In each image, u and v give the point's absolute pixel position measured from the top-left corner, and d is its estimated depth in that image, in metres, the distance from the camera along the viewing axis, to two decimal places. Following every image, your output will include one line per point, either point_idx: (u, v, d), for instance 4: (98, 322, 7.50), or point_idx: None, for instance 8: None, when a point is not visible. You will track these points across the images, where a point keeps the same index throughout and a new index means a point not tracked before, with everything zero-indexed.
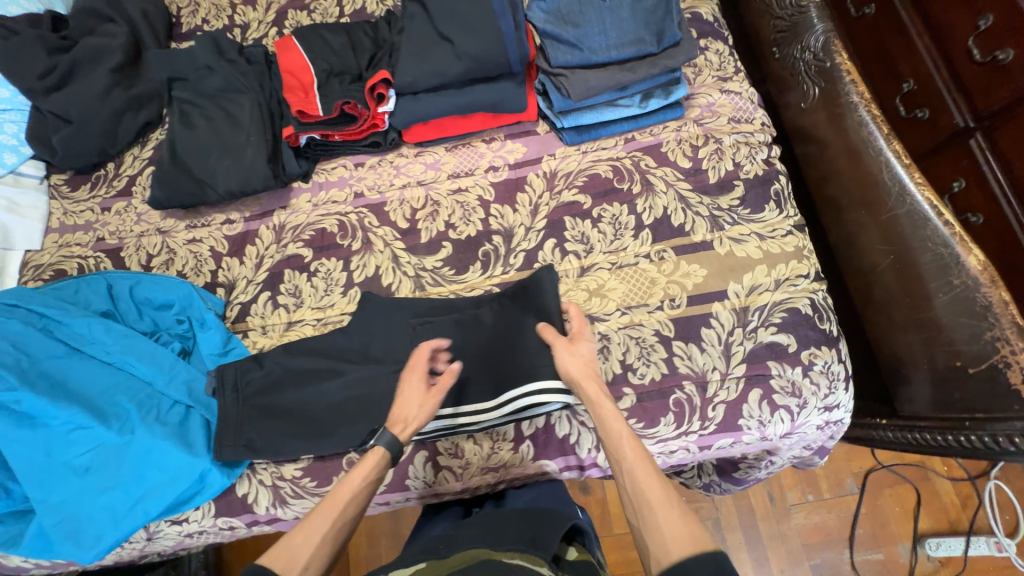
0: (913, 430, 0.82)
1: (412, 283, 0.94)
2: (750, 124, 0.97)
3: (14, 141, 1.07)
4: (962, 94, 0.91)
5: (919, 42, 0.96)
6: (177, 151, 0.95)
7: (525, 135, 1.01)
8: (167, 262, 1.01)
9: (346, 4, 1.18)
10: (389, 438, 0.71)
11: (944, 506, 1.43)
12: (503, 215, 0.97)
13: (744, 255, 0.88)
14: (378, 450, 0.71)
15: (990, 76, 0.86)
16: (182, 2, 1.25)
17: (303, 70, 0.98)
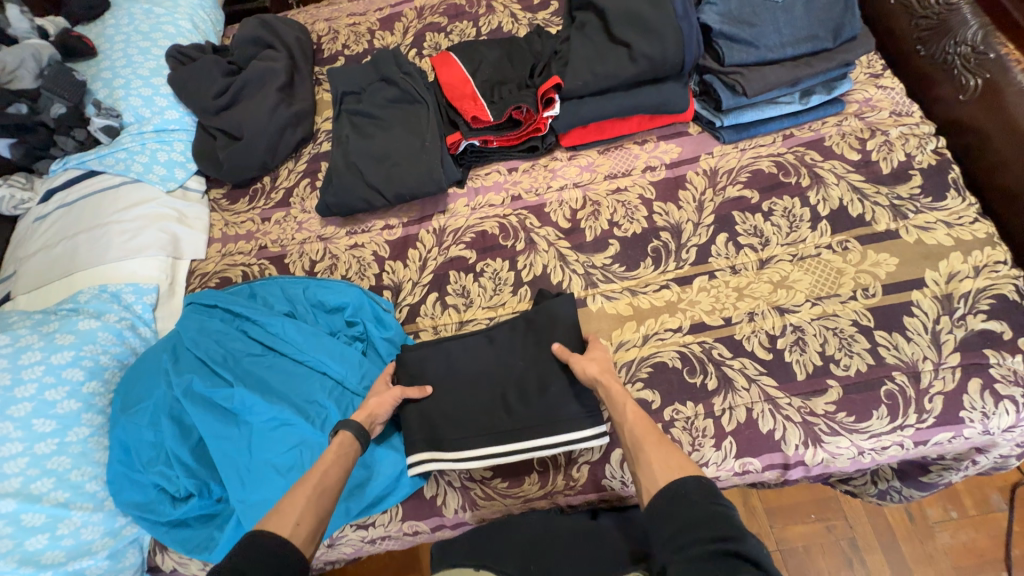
0: None
1: (583, 280, 0.94)
2: (912, 117, 0.97)
3: (182, 158, 1.13)
4: None
5: None
6: (351, 158, 1.01)
7: (678, 135, 1.03)
8: (331, 267, 1.03)
9: (482, 25, 1.23)
10: (355, 423, 0.73)
11: None
12: (668, 212, 0.97)
13: (935, 242, 0.86)
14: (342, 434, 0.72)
15: None
16: (323, 31, 1.33)
17: (464, 82, 1.03)
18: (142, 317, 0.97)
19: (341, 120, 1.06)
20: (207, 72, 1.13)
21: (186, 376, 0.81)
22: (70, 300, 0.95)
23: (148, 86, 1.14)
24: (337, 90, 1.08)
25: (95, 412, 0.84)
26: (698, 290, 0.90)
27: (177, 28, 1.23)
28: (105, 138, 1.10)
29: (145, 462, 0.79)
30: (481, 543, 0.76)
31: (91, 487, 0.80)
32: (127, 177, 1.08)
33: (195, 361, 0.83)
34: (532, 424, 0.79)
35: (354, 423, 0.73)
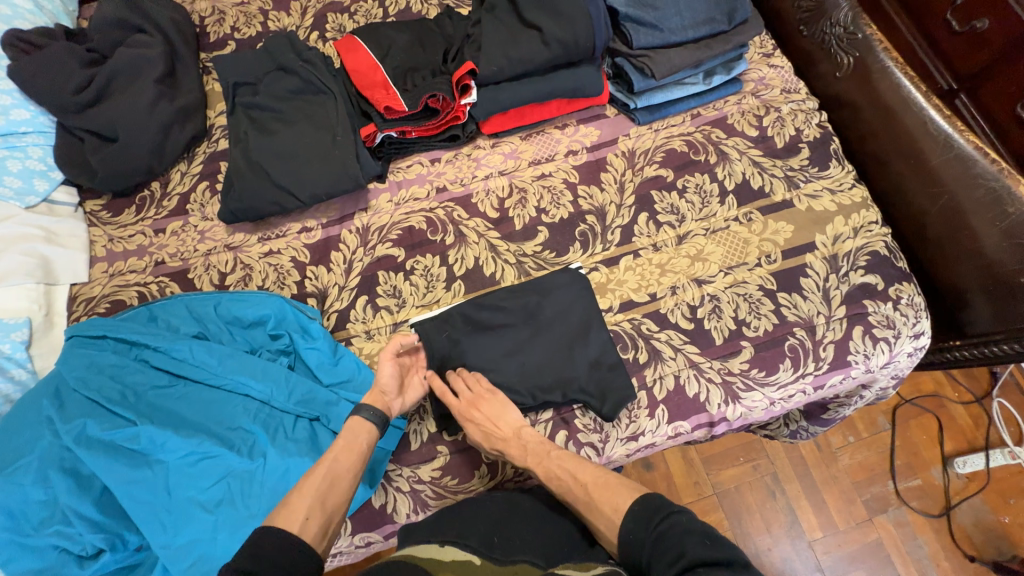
0: (948, 351, 0.99)
1: (517, 270, 0.94)
2: (799, 94, 1.06)
3: (42, 166, 0.96)
4: (942, 60, 1.11)
5: (897, 19, 1.16)
6: (255, 157, 0.92)
7: (596, 118, 1.05)
8: (244, 279, 0.94)
9: (388, 5, 1.15)
10: (370, 407, 0.75)
11: (959, 427, 1.41)
12: (592, 195, 0.99)
13: (822, 209, 0.96)
14: (356, 417, 0.75)
15: (968, 43, 1.04)
16: (205, 12, 1.17)
17: (374, 69, 0.96)
18: (13, 357, 0.83)
19: (237, 116, 0.96)
20: (60, 63, 0.96)
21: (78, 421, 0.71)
22: None
23: None
24: (227, 82, 0.97)
25: None
26: (625, 269, 0.94)
27: (13, 8, 1.01)
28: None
29: (37, 523, 0.68)
30: (451, 516, 0.74)
31: None
32: None
33: (88, 402, 0.73)
34: (545, 384, 0.84)
35: (370, 409, 0.75)
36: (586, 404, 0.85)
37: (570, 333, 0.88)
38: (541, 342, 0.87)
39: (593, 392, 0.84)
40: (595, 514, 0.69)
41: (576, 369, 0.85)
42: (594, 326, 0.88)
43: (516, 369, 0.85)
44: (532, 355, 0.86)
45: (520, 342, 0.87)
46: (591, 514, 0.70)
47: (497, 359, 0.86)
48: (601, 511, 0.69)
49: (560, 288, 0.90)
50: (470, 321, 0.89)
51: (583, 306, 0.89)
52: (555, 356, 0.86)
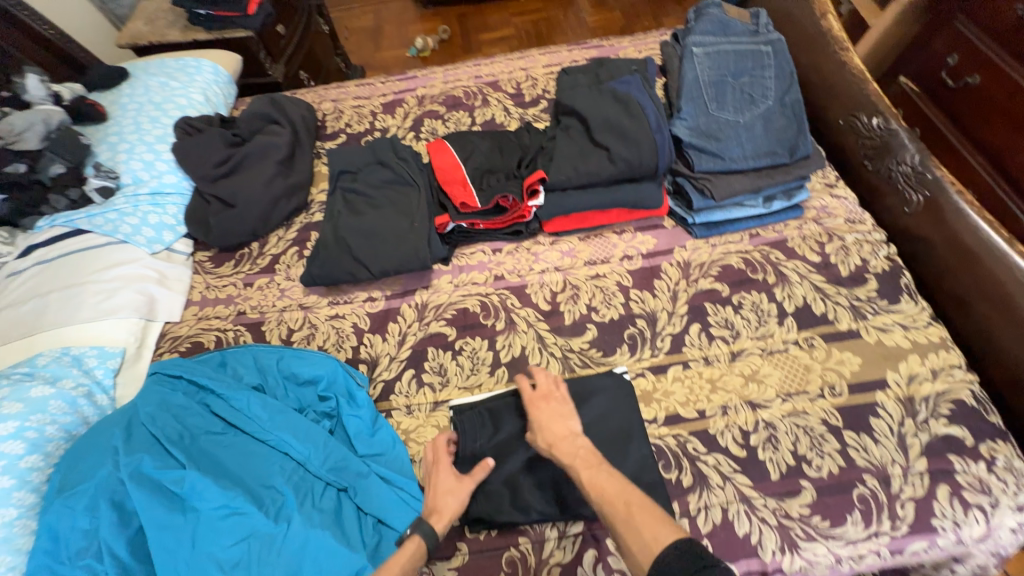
0: None
1: (561, 365, 0.95)
2: (864, 224, 1.06)
3: (173, 221, 1.15)
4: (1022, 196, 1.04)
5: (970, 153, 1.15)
6: (342, 233, 1.04)
7: (653, 228, 1.10)
8: (308, 337, 1.02)
9: (476, 116, 1.35)
10: (428, 529, 0.73)
11: None
12: (644, 300, 1.01)
13: (894, 344, 0.90)
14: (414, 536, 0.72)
15: None
16: (328, 110, 1.42)
17: (455, 169, 1.10)
18: (101, 382, 0.92)
19: (335, 196, 1.11)
20: (210, 143, 1.18)
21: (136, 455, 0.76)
22: (26, 363, 0.90)
23: (150, 151, 1.18)
24: (335, 169, 1.14)
25: (27, 490, 0.77)
26: (673, 380, 0.91)
27: (190, 101, 1.29)
28: (65, 167, 1.09)
29: (73, 552, 0.71)
30: None
31: None
32: (113, 238, 1.08)
33: (150, 437, 0.79)
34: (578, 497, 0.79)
35: (427, 531, 0.73)
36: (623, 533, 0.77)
37: (610, 443, 0.84)
38: None
39: None
40: (630, 531, 0.63)
41: None
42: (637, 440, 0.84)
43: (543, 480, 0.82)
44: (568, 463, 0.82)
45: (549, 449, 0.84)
46: (629, 534, 0.63)
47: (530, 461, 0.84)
48: (640, 534, 0.62)
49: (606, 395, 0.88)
50: (501, 420, 0.87)
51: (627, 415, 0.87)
52: None
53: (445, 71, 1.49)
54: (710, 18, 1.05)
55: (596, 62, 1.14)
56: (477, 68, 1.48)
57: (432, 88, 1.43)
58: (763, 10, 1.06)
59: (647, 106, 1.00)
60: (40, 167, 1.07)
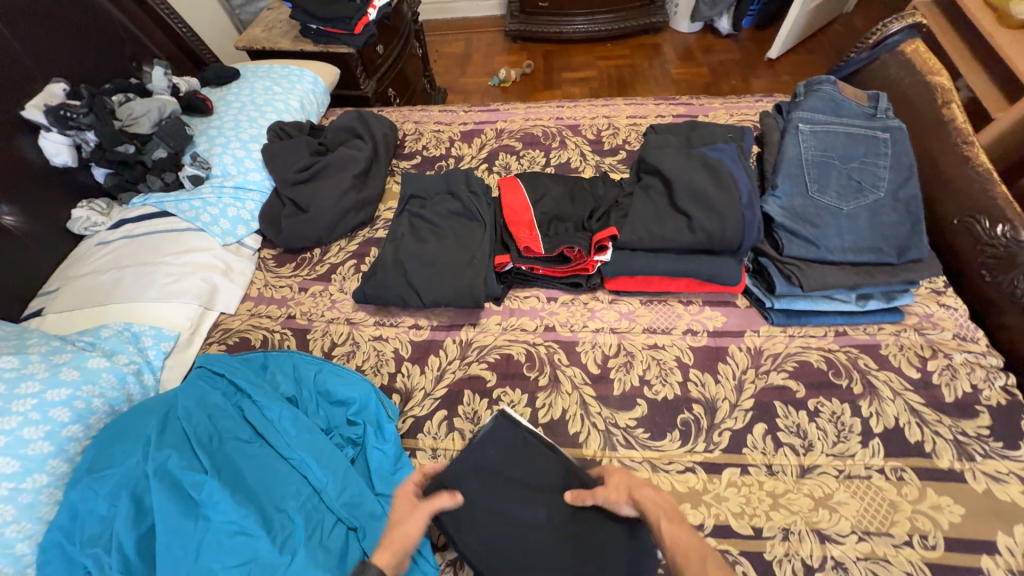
0: None
1: (603, 438, 0.87)
2: (977, 344, 0.92)
3: (248, 216, 1.20)
4: None
5: None
6: (401, 257, 1.03)
7: (725, 305, 1.01)
8: (348, 354, 1.01)
9: (552, 157, 1.33)
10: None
11: None
12: (704, 384, 0.92)
13: (1007, 498, 0.75)
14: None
15: None
16: (409, 131, 1.46)
17: (524, 209, 1.07)
18: (151, 363, 0.95)
19: (402, 219, 1.12)
20: (296, 149, 1.23)
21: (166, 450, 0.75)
22: (91, 332, 0.94)
23: (242, 149, 1.25)
24: (406, 192, 1.15)
25: (62, 459, 0.79)
26: (728, 483, 0.81)
27: (287, 107, 1.37)
28: (166, 151, 1.17)
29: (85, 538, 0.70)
30: None
31: (19, 549, 0.72)
32: (193, 225, 1.14)
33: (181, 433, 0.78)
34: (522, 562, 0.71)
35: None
36: None
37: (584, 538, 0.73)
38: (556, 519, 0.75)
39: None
40: None
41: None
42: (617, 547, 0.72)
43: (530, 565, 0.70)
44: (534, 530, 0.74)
45: (535, 509, 0.76)
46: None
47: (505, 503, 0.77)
48: None
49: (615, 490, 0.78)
50: (508, 479, 0.80)
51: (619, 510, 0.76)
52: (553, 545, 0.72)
53: (527, 108, 1.49)
54: (822, 94, 0.97)
55: (688, 125, 1.09)
56: (559, 109, 1.47)
57: (512, 123, 1.44)
58: (884, 94, 0.97)
59: (741, 179, 0.93)
60: (146, 149, 1.16)
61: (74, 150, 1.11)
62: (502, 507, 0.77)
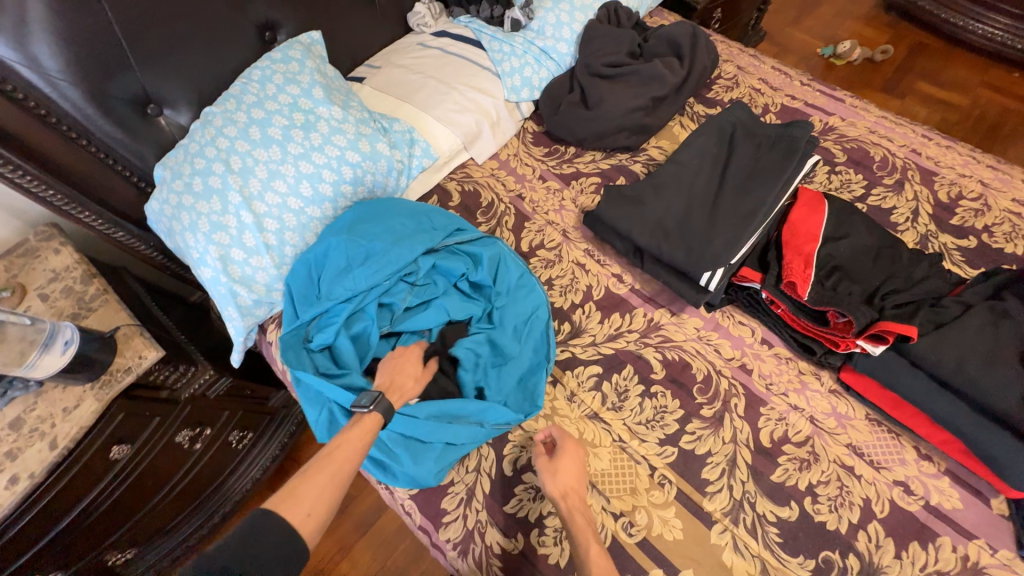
0: None
1: (730, 505, 0.79)
2: None
3: (537, 83, 1.19)
4: None
5: None
6: (664, 185, 0.96)
7: (971, 493, 0.78)
8: (548, 262, 1.02)
9: (875, 192, 1.03)
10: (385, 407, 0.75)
11: None
12: (880, 547, 0.75)
13: None
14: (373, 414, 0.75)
15: None
16: (726, 75, 1.25)
17: (811, 239, 0.88)
18: (410, 171, 1.07)
19: (690, 148, 0.99)
20: (616, 42, 1.15)
21: (396, 282, 0.92)
22: (387, 120, 1.07)
23: (568, 15, 1.20)
24: (714, 123, 1.02)
25: (332, 208, 0.97)
26: None
27: None
28: None
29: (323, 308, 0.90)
30: None
31: (287, 252, 0.95)
32: (494, 68, 1.18)
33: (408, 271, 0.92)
34: (705, 153, 0.99)
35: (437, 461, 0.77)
36: (605, 202, 0.96)
37: (737, 205, 0.91)
38: (747, 170, 0.95)
39: (663, 176, 0.97)
40: None
41: (695, 170, 0.97)
42: (746, 195, 0.91)
43: (677, 169, 0.97)
44: (744, 166, 0.96)
45: (757, 161, 0.96)
46: None
47: (737, 146, 0.99)
48: None
49: (766, 269, 0.89)
50: (754, 155, 0.97)
51: (754, 224, 0.88)
52: (708, 161, 0.98)
53: (880, 118, 1.16)
54: None
55: None
56: (923, 140, 1.11)
57: (851, 127, 1.14)
58: None
59: None
60: None
61: None
62: (730, 151, 0.98)
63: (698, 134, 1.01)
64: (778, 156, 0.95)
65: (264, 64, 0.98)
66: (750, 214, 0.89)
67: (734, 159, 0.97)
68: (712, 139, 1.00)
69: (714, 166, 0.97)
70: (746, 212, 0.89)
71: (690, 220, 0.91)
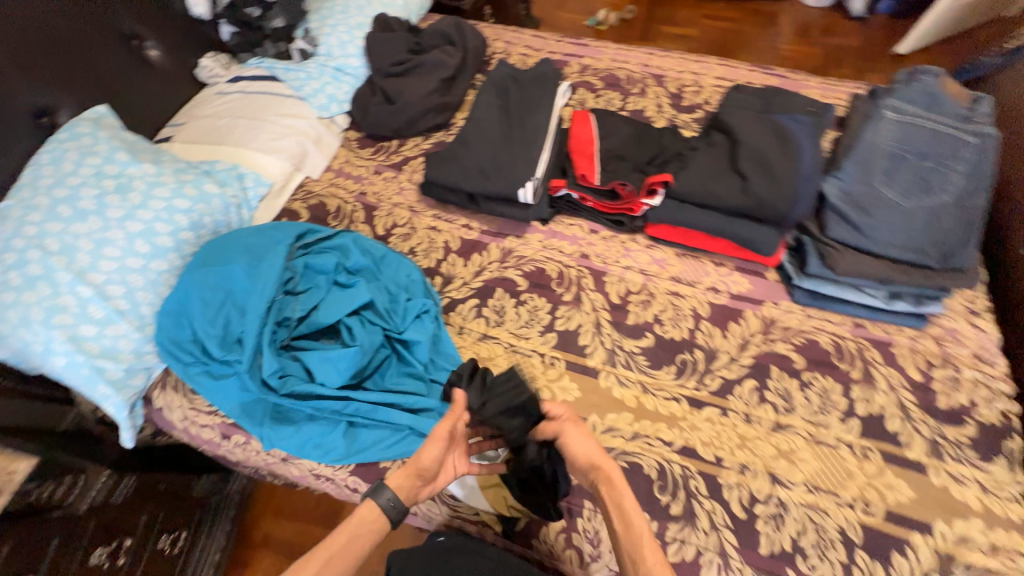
0: None
1: (606, 354, 0.98)
2: (993, 368, 0.93)
3: (343, 97, 1.32)
4: None
5: None
6: (469, 137, 1.14)
7: (754, 274, 1.06)
8: (405, 236, 1.15)
9: (629, 101, 1.34)
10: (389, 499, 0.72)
11: None
12: (711, 336, 0.99)
13: (960, 497, 0.81)
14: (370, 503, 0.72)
15: None
16: (499, 50, 1.50)
17: (589, 142, 1.13)
18: (250, 202, 1.13)
19: (479, 104, 1.19)
20: (395, 44, 1.33)
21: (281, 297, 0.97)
22: (208, 165, 1.12)
23: (348, 34, 1.35)
24: (491, 80, 1.23)
25: (179, 256, 0.99)
26: (704, 417, 0.91)
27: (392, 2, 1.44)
28: (282, 23, 1.30)
29: (224, 348, 0.92)
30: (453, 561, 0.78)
31: (144, 311, 0.95)
32: (296, 93, 1.29)
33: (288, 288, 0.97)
34: (492, 103, 1.19)
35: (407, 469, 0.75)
36: (429, 168, 1.12)
37: (526, 132, 1.12)
38: (525, 105, 1.18)
39: (465, 131, 1.16)
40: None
41: (488, 117, 1.17)
42: (530, 123, 1.14)
43: (475, 122, 1.16)
44: (522, 103, 1.18)
45: (531, 96, 1.19)
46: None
47: (513, 91, 1.21)
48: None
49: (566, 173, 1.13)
50: (528, 93, 1.20)
51: (541, 143, 1.10)
52: (495, 108, 1.19)
53: (617, 50, 1.49)
54: (920, 85, 1.02)
55: (774, 91, 1.13)
56: (648, 56, 1.46)
57: (599, 62, 1.45)
58: (988, 97, 0.99)
59: (805, 154, 0.98)
60: (267, 16, 1.29)
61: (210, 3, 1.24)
62: (510, 96, 1.20)
63: (483, 91, 1.21)
64: (544, 87, 1.19)
65: (52, 147, 0.98)
66: (537, 136, 1.11)
67: (514, 101, 1.19)
68: (493, 91, 1.21)
69: (500, 110, 1.18)
70: (533, 136, 1.11)
71: (497, 156, 1.10)
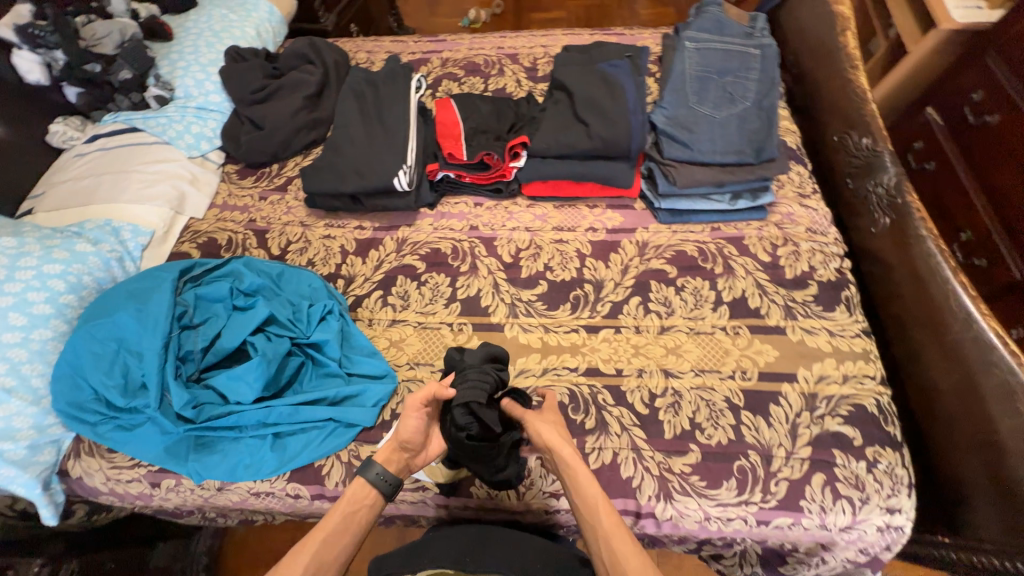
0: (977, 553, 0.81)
1: (507, 309, 1.06)
2: (825, 236, 1.09)
3: (212, 133, 1.33)
4: None
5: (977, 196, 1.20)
6: (339, 143, 1.19)
7: (623, 208, 1.17)
8: (301, 250, 1.18)
9: (489, 82, 1.44)
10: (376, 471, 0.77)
11: None
12: (596, 269, 1.10)
13: (814, 345, 0.96)
14: (360, 481, 0.76)
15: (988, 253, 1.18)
16: (361, 60, 1.56)
17: (454, 125, 1.19)
18: (132, 253, 1.12)
19: (342, 110, 1.24)
20: (252, 72, 1.35)
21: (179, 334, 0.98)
22: (77, 226, 1.10)
23: (201, 71, 1.36)
24: (349, 86, 1.28)
25: (62, 320, 0.97)
26: (601, 339, 1.01)
27: (243, 34, 1.46)
28: (130, 74, 1.27)
29: (129, 396, 0.92)
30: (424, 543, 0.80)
31: (35, 382, 0.93)
32: (160, 139, 1.28)
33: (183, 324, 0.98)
34: (354, 106, 1.24)
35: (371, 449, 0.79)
36: (306, 180, 1.16)
37: (390, 126, 1.19)
38: (385, 101, 1.24)
39: (334, 137, 1.20)
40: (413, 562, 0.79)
41: (353, 120, 1.22)
42: (393, 117, 1.20)
43: (342, 128, 1.21)
44: (383, 100, 1.24)
45: (389, 92, 1.25)
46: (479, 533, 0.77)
47: (372, 91, 1.27)
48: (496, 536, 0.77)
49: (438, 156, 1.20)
50: (386, 90, 1.26)
51: (406, 132, 1.17)
52: (358, 110, 1.24)
53: (472, 39, 1.59)
54: (709, 17, 1.20)
55: (596, 45, 1.28)
56: (501, 39, 1.56)
57: (457, 53, 1.54)
58: (761, 15, 1.20)
59: (630, 91, 1.11)
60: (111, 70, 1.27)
61: (46, 69, 1.21)
62: (370, 96, 1.26)
63: (343, 98, 1.26)
64: (399, 82, 1.26)
65: None
66: (400, 127, 1.18)
67: (374, 100, 1.25)
68: (353, 95, 1.26)
69: (363, 111, 1.24)
70: (397, 128, 1.18)
71: (367, 153, 1.16)
